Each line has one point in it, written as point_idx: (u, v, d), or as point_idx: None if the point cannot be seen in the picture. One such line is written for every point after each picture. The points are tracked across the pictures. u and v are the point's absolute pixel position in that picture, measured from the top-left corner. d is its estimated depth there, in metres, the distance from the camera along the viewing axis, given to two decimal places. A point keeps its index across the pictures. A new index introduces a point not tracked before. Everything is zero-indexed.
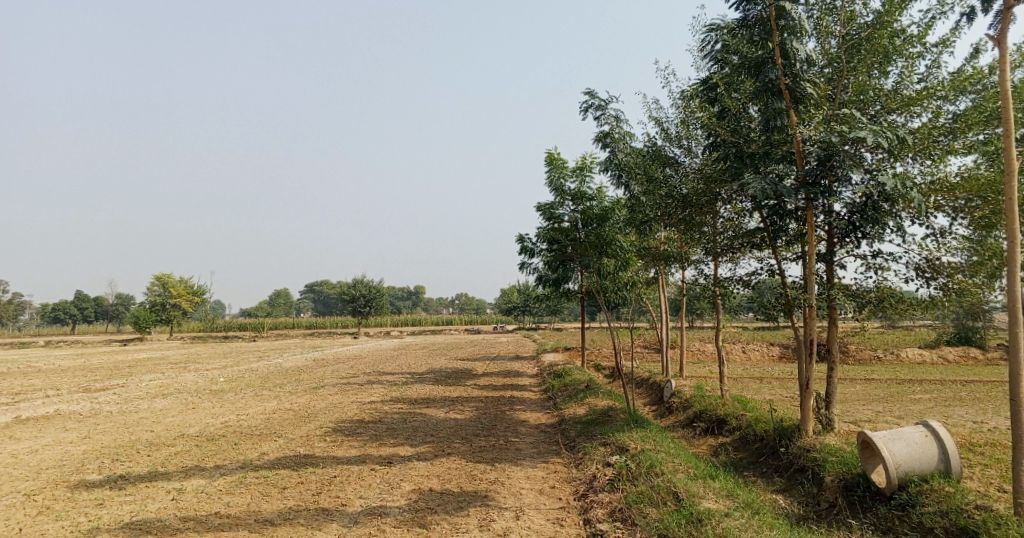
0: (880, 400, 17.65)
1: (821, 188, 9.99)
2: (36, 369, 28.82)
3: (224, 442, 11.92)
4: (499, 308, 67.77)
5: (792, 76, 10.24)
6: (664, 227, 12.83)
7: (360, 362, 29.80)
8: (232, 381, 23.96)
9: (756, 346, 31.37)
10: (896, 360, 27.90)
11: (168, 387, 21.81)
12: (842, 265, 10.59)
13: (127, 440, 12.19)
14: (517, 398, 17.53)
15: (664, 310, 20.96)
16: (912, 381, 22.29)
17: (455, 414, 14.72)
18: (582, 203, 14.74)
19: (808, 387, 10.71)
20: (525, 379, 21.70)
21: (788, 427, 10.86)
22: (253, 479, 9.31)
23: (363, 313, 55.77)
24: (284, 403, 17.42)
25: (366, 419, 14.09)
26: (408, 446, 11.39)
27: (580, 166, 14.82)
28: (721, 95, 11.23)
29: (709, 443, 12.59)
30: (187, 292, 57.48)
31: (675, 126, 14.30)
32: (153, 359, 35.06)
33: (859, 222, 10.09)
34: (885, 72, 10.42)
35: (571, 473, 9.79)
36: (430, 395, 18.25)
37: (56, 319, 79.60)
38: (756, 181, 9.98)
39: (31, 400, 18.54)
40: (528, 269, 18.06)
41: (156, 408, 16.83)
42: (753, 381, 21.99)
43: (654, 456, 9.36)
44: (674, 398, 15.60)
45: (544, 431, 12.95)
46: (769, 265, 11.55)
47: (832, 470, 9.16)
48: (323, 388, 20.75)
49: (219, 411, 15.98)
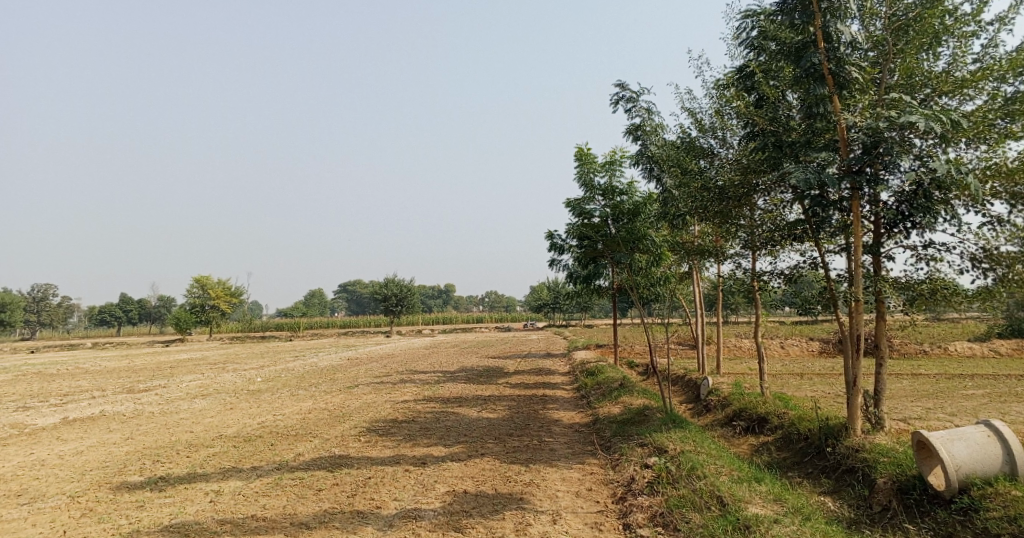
0: (929, 397, 17.02)
1: (867, 176, 9.61)
2: (83, 370, 29.71)
3: (260, 443, 11.99)
4: (530, 305, 67.68)
5: (835, 60, 9.84)
6: (700, 220, 12.50)
7: (393, 361, 29.95)
8: (269, 381, 24.25)
9: (795, 341, 30.64)
10: (943, 353, 26.95)
11: (207, 388, 22.17)
12: (890, 257, 10.14)
13: (168, 441, 12.34)
14: (550, 397, 17.36)
15: (699, 305, 20.48)
16: (962, 376, 21.47)
17: (488, 413, 14.60)
18: (613, 198, 14.48)
19: (856, 385, 10.28)
20: (558, 377, 21.49)
21: (835, 426, 10.46)
22: (288, 481, 9.29)
23: (396, 311, 56.22)
24: (319, 403, 17.52)
25: (399, 418, 14.06)
26: (441, 447, 11.29)
27: (610, 160, 14.55)
28: (759, 83, 10.86)
29: (750, 442, 12.23)
30: (225, 294, 58.63)
31: (709, 117, 13.94)
32: (193, 360, 35.86)
33: (909, 211, 9.65)
34: (935, 54, 9.93)
35: (608, 475, 9.56)
36: (463, 393, 18.16)
37: (102, 322, 81.99)
38: (798, 170, 9.62)
39: (76, 401, 19.00)
40: (558, 266, 17.86)
41: (195, 408, 17.07)
42: (793, 377, 21.44)
43: (694, 458, 9.08)
44: (711, 396, 15.25)
45: (579, 431, 12.73)
46: (812, 257, 11.14)
47: (884, 471, 8.78)
48: (357, 387, 20.85)
49: (256, 412, 16.13)
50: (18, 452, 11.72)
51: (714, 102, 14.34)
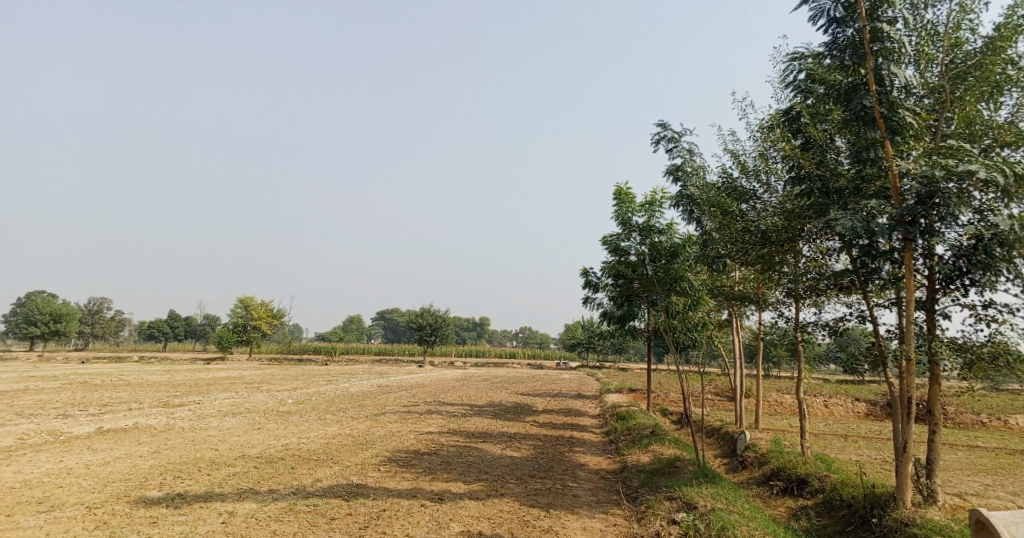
0: (985, 471, 15.95)
1: (921, 228, 9.16)
2: (125, 382, 30.32)
3: (281, 466, 11.85)
4: (565, 344, 66.92)
5: (888, 104, 9.49)
6: (740, 265, 12.10)
7: (423, 392, 29.77)
8: (299, 403, 24.30)
9: (839, 401, 29.35)
10: (1001, 426, 25.39)
11: (239, 407, 22.29)
12: (946, 314, 9.57)
13: (191, 457, 12.32)
14: (578, 439, 16.87)
15: (737, 354, 19.70)
16: (1022, 452, 20.13)
17: (513, 451, 14.23)
18: (650, 238, 14.18)
19: (906, 451, 9.66)
20: (588, 419, 20.96)
21: (882, 496, 9.84)
22: (302, 507, 9.09)
23: (430, 341, 56.23)
24: (344, 429, 17.38)
25: (422, 450, 13.79)
26: (461, 483, 10.96)
27: (650, 200, 14.30)
28: (806, 125, 10.57)
29: (787, 505, 11.58)
30: (267, 315, 59.65)
31: (753, 161, 13.60)
32: (230, 378, 36.34)
33: (967, 267, 9.13)
34: (997, 104, 9.52)
35: (632, 528, 9.08)
36: (490, 429, 17.80)
37: (148, 335, 84.21)
38: (846, 217, 9.23)
39: (112, 411, 19.29)
40: (593, 305, 17.55)
41: (223, 426, 17.11)
42: (836, 438, 20.44)
43: (725, 517, 8.56)
44: (748, 452, 14.58)
45: (605, 478, 12.25)
46: (859, 310, 10.61)
47: None
48: (385, 416, 20.69)
49: (282, 433, 16.07)
50: (47, 458, 11.84)
51: (759, 145, 14.01)
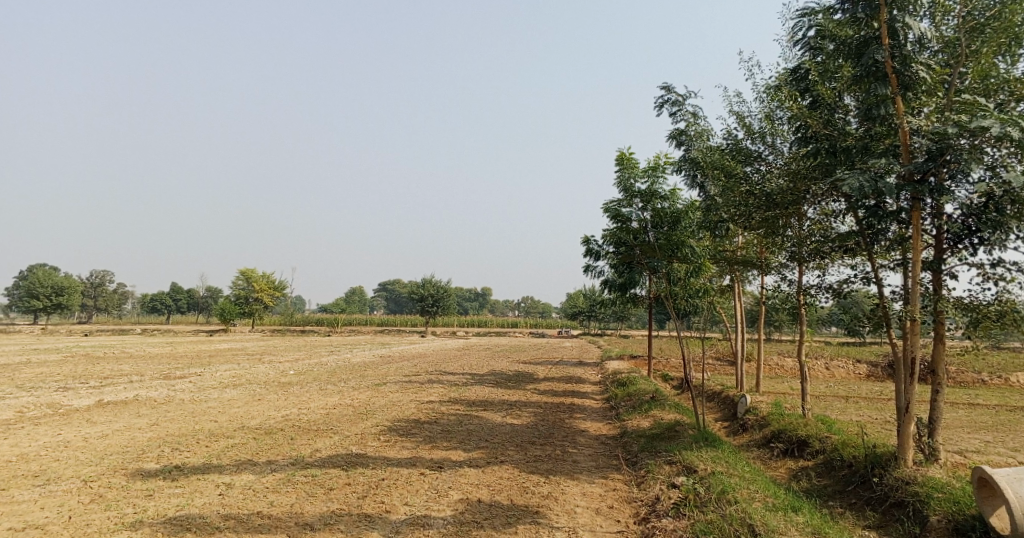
0: (986, 429, 15.94)
1: (930, 186, 8.94)
2: (128, 355, 30.41)
3: (280, 437, 11.82)
4: (567, 312, 66.97)
5: (901, 58, 9.16)
6: (743, 229, 11.90)
7: (424, 361, 29.82)
8: (300, 374, 24.33)
9: (840, 363, 29.34)
10: (1002, 384, 25.40)
11: (240, 378, 22.33)
12: (953, 274, 9.40)
13: (190, 429, 12.30)
14: (579, 406, 16.86)
15: (739, 318, 19.54)
16: (1023, 410, 20.13)
17: (513, 419, 14.21)
18: (653, 204, 13.95)
19: (909, 411, 9.56)
20: (589, 386, 20.97)
21: (884, 456, 9.78)
22: (300, 478, 9.06)
23: (432, 311, 56.27)
24: (345, 399, 17.39)
25: (422, 419, 13.77)
26: (461, 451, 10.93)
27: (652, 165, 14.03)
28: (814, 84, 10.26)
29: (788, 466, 11.57)
30: (269, 287, 59.67)
31: (759, 123, 13.29)
32: (233, 350, 36.47)
33: (977, 226, 8.93)
34: (1014, 57, 9.19)
35: (631, 493, 9.05)
36: (491, 397, 17.80)
37: (151, 309, 84.55)
38: (853, 176, 9.03)
39: (113, 384, 19.31)
40: (593, 272, 17.39)
41: (224, 398, 17.11)
42: (837, 400, 20.44)
43: (726, 481, 8.50)
44: (748, 415, 14.55)
45: (605, 443, 12.23)
46: (864, 272, 10.45)
47: (938, 507, 8.32)
48: (386, 385, 20.70)
49: (282, 404, 16.07)
50: (46, 432, 11.82)
51: (765, 107, 13.65)
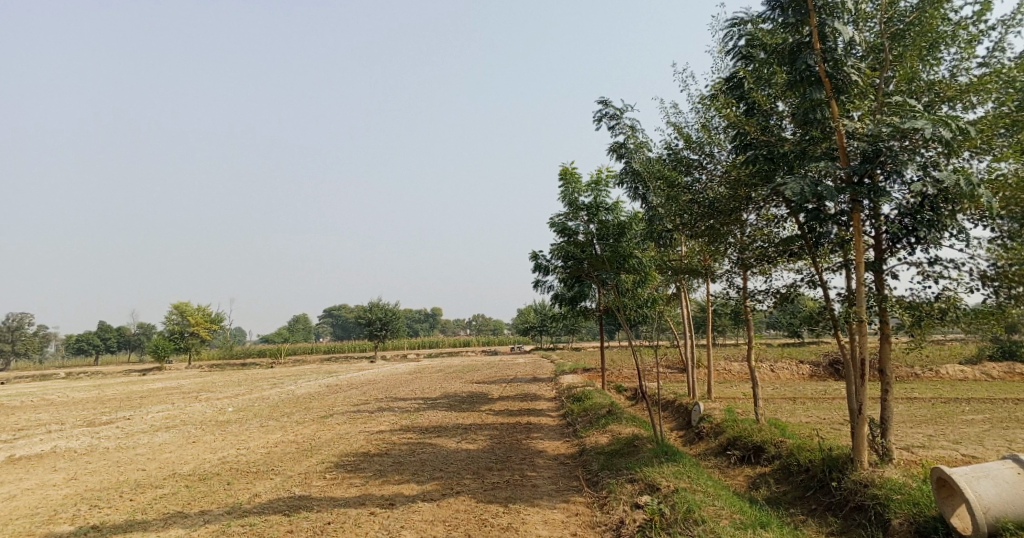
0: (927, 422, 16.31)
1: (868, 187, 8.95)
2: (49, 402, 28.22)
3: (215, 483, 10.94)
4: (517, 328, 66.65)
5: (832, 61, 9.15)
6: (688, 238, 11.79)
7: (372, 388, 28.83)
8: (240, 411, 23.05)
9: (785, 364, 29.91)
10: (935, 376, 26.39)
11: (174, 420, 20.94)
12: (893, 274, 9.42)
13: (114, 482, 11.25)
14: (534, 425, 16.42)
15: (687, 326, 19.55)
16: (958, 400, 20.86)
17: (468, 444, 13.64)
18: (598, 217, 13.77)
19: (862, 412, 9.49)
20: (543, 403, 20.56)
21: (840, 459, 9.69)
22: (237, 528, 8.32)
23: (380, 336, 54.93)
24: (288, 435, 16.44)
25: (371, 452, 13.06)
26: (414, 484, 10.32)
27: (595, 179, 13.85)
28: (749, 90, 10.23)
29: (746, 474, 11.42)
30: (206, 320, 57.12)
31: (696, 132, 13.28)
32: (167, 389, 34.46)
33: (913, 225, 8.96)
34: (937, 59, 9.33)
35: (595, 517, 8.64)
36: (443, 422, 17.16)
37: (79, 350, 79.81)
38: (794, 181, 8.98)
39: (30, 436, 17.73)
40: (543, 287, 17.08)
41: (155, 443, 15.91)
42: (786, 401, 20.68)
43: (691, 498, 8.20)
44: (703, 423, 14.40)
45: (563, 464, 11.80)
46: (808, 276, 10.43)
47: (898, 510, 8.21)
48: (332, 417, 19.77)
49: (219, 446, 15.01)
50: None
51: (702, 117, 13.67)
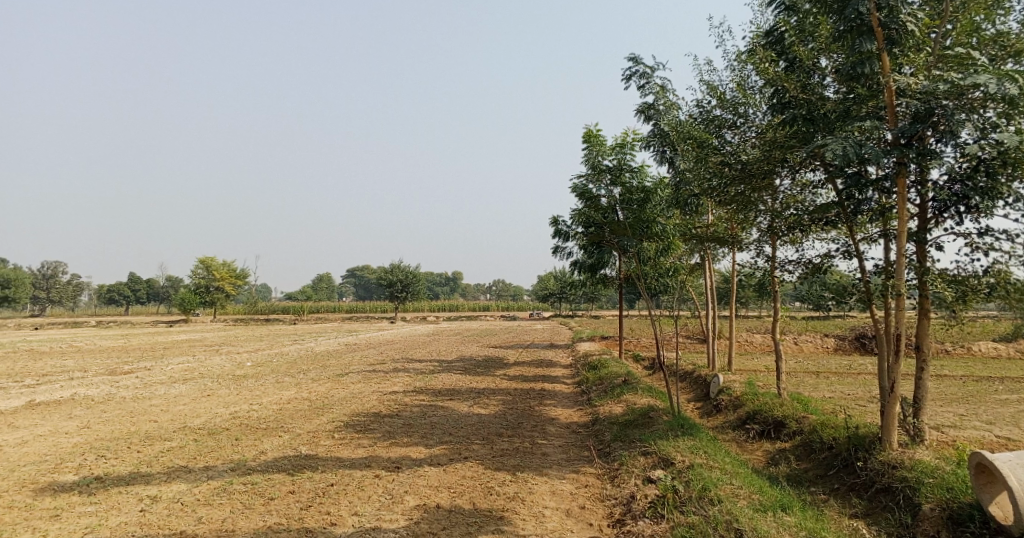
0: (957, 401, 15.74)
1: (917, 150, 8.31)
2: (76, 350, 28.77)
3: (224, 438, 10.85)
4: (538, 293, 66.41)
5: (887, 9, 8.36)
6: (717, 203, 11.23)
7: (391, 348, 28.84)
8: (259, 366, 23.20)
9: (810, 338, 29.24)
10: (966, 354, 25.59)
11: (193, 372, 21.10)
12: (938, 245, 8.82)
13: (124, 432, 11.22)
14: (549, 391, 16.16)
15: (710, 297, 19.01)
16: (990, 379, 20.17)
17: (480, 408, 13.42)
18: (622, 181, 13.20)
19: (894, 391, 8.97)
20: (559, 370, 20.29)
21: (867, 438, 9.26)
22: (238, 486, 8.18)
23: (401, 297, 55.08)
24: (302, 392, 16.39)
25: (383, 412, 12.90)
26: (422, 447, 10.11)
27: (620, 141, 13.25)
28: (791, 44, 9.53)
29: (765, 449, 11.04)
30: (230, 275, 57.70)
31: (731, 91, 12.58)
32: (191, 341, 34.99)
33: (964, 193, 8.31)
34: (1003, 9, 8.52)
35: (605, 490, 8.33)
36: (457, 385, 16.98)
37: (109, 300, 81.74)
38: (836, 142, 8.37)
39: (52, 383, 17.96)
40: (563, 253, 16.68)
41: (171, 395, 15.97)
42: (808, 376, 20.17)
43: (707, 476, 7.83)
44: (722, 395, 14.00)
45: (576, 432, 11.51)
46: (844, 246, 9.84)
47: (930, 496, 7.76)
48: (347, 375, 19.74)
49: (233, 400, 15.00)
50: None
51: (736, 75, 12.92)
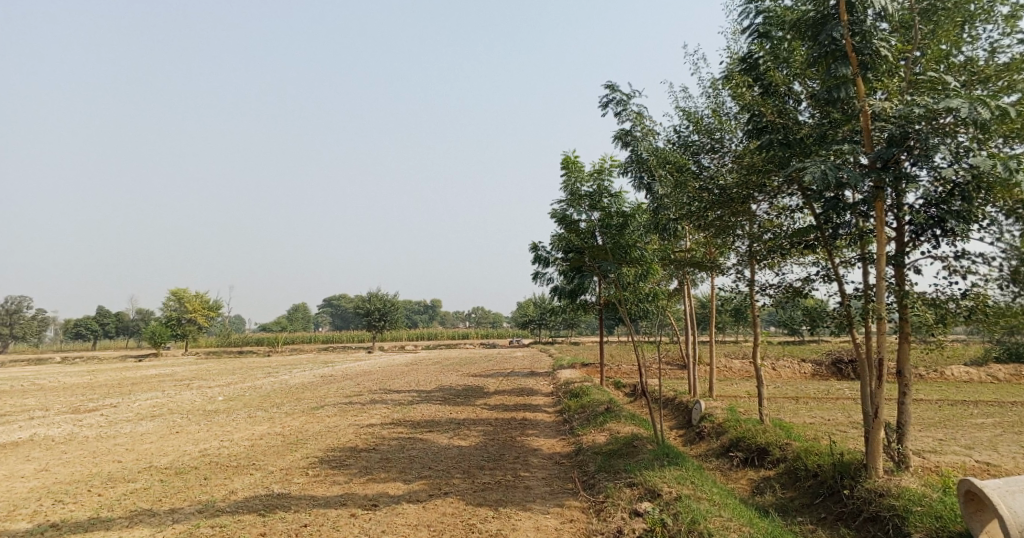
0: (936, 425, 15.75)
1: (894, 173, 8.33)
2: (39, 386, 27.76)
3: (191, 477, 10.38)
4: (516, 321, 66.13)
5: (861, 35, 8.45)
6: (695, 228, 11.18)
7: (367, 379, 28.28)
8: (231, 400, 22.53)
9: (787, 363, 29.33)
10: (940, 377, 25.83)
11: (162, 408, 20.39)
12: (916, 269, 8.81)
13: (85, 474, 10.68)
14: (530, 421, 15.86)
15: (690, 323, 18.95)
16: (965, 402, 20.32)
17: (460, 440, 13.08)
18: (600, 207, 13.14)
19: (877, 416, 8.87)
20: (539, 399, 19.99)
21: (852, 465, 9.12)
22: (205, 530, 7.76)
23: (378, 327, 54.37)
24: (275, 427, 15.87)
25: (359, 447, 12.50)
26: (400, 483, 9.76)
27: (598, 167, 13.22)
28: (767, 70, 9.60)
29: (749, 477, 10.86)
30: (203, 307, 56.55)
31: (707, 117, 12.66)
32: (161, 375, 34.03)
33: (941, 216, 8.32)
34: (972, 37, 8.67)
35: (590, 525, 8.05)
36: (436, 416, 16.59)
37: (77, 334, 79.58)
38: (815, 165, 8.37)
39: (10, 422, 17.18)
40: (542, 280, 16.54)
41: (137, 432, 15.35)
42: (788, 401, 20.13)
43: (696, 508, 7.61)
44: (703, 423, 13.83)
45: (559, 464, 11.23)
46: (824, 270, 9.82)
47: (919, 523, 7.62)
48: (322, 408, 19.22)
49: (202, 437, 14.45)
50: None
51: (712, 102, 13.02)
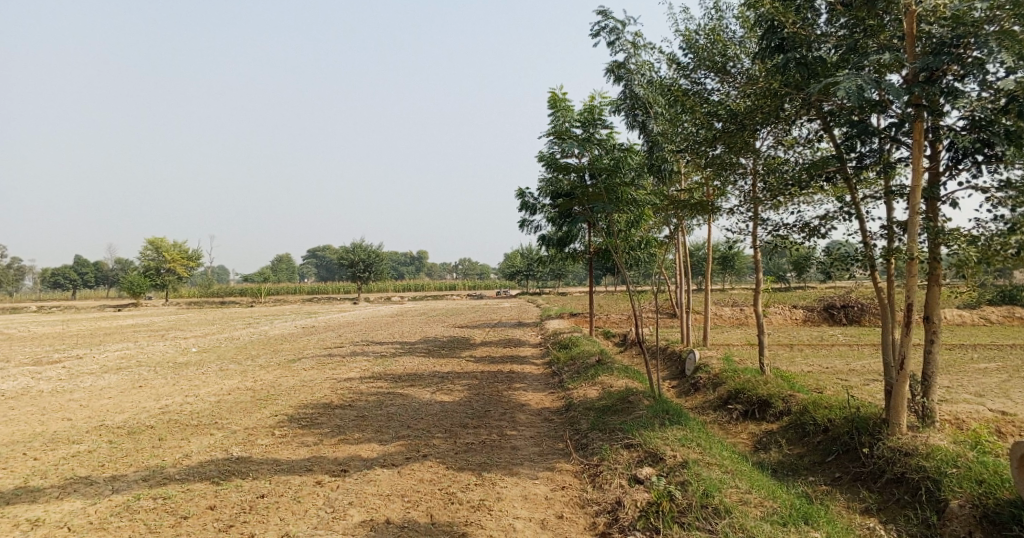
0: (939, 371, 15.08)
1: (938, 88, 7.21)
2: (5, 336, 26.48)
3: (144, 438, 9.38)
4: (503, 271, 65.24)
5: None
6: (696, 160, 10.02)
7: (350, 330, 27.32)
8: (204, 352, 21.43)
9: (779, 309, 28.69)
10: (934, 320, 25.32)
11: (131, 360, 19.28)
12: (952, 202, 7.79)
13: (26, 435, 9.66)
14: (518, 373, 15.00)
15: (684, 271, 17.99)
16: (963, 347, 19.75)
17: (442, 394, 12.21)
18: (591, 149, 11.89)
19: (903, 368, 7.89)
20: (527, 350, 19.15)
21: (871, 420, 8.28)
22: (145, 503, 6.82)
23: (363, 278, 53.24)
24: (247, 381, 14.87)
25: (333, 403, 11.57)
26: (375, 445, 8.84)
27: (588, 107, 11.98)
28: None
29: (750, 431, 10.06)
30: (182, 257, 54.89)
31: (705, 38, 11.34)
32: (137, 327, 32.78)
33: (987, 138, 7.25)
34: None
35: (585, 493, 7.19)
36: (419, 369, 15.69)
37: (55, 284, 77.91)
38: (847, 79, 7.22)
39: None
40: (530, 227, 15.47)
41: (96, 387, 14.29)
42: (783, 348, 19.44)
43: (708, 478, 6.73)
44: (699, 373, 12.98)
45: (549, 420, 10.36)
46: (842, 207, 8.76)
47: (957, 489, 6.80)
48: (300, 361, 18.26)
49: (166, 392, 13.42)
50: None
51: (712, 23, 11.68)
